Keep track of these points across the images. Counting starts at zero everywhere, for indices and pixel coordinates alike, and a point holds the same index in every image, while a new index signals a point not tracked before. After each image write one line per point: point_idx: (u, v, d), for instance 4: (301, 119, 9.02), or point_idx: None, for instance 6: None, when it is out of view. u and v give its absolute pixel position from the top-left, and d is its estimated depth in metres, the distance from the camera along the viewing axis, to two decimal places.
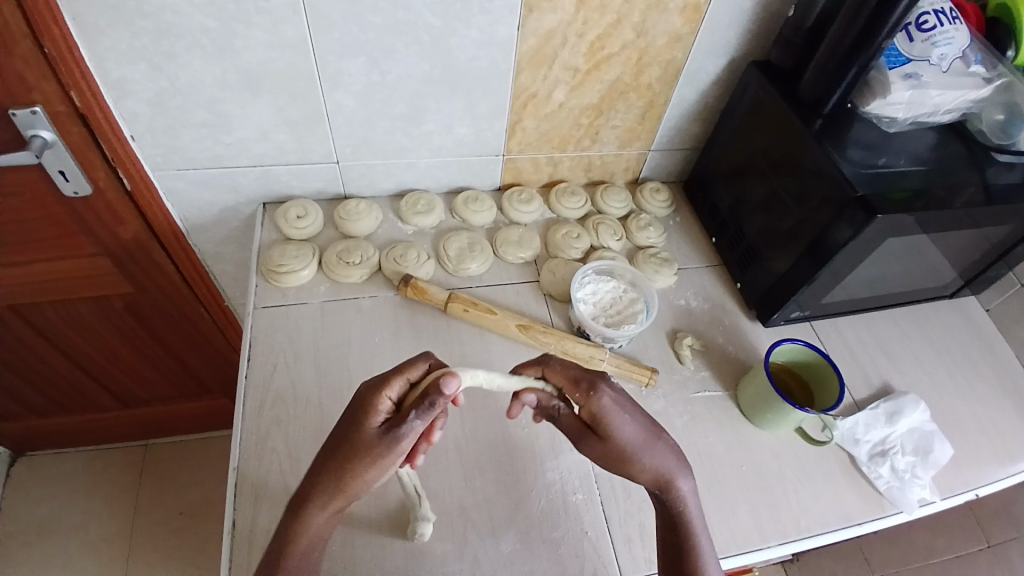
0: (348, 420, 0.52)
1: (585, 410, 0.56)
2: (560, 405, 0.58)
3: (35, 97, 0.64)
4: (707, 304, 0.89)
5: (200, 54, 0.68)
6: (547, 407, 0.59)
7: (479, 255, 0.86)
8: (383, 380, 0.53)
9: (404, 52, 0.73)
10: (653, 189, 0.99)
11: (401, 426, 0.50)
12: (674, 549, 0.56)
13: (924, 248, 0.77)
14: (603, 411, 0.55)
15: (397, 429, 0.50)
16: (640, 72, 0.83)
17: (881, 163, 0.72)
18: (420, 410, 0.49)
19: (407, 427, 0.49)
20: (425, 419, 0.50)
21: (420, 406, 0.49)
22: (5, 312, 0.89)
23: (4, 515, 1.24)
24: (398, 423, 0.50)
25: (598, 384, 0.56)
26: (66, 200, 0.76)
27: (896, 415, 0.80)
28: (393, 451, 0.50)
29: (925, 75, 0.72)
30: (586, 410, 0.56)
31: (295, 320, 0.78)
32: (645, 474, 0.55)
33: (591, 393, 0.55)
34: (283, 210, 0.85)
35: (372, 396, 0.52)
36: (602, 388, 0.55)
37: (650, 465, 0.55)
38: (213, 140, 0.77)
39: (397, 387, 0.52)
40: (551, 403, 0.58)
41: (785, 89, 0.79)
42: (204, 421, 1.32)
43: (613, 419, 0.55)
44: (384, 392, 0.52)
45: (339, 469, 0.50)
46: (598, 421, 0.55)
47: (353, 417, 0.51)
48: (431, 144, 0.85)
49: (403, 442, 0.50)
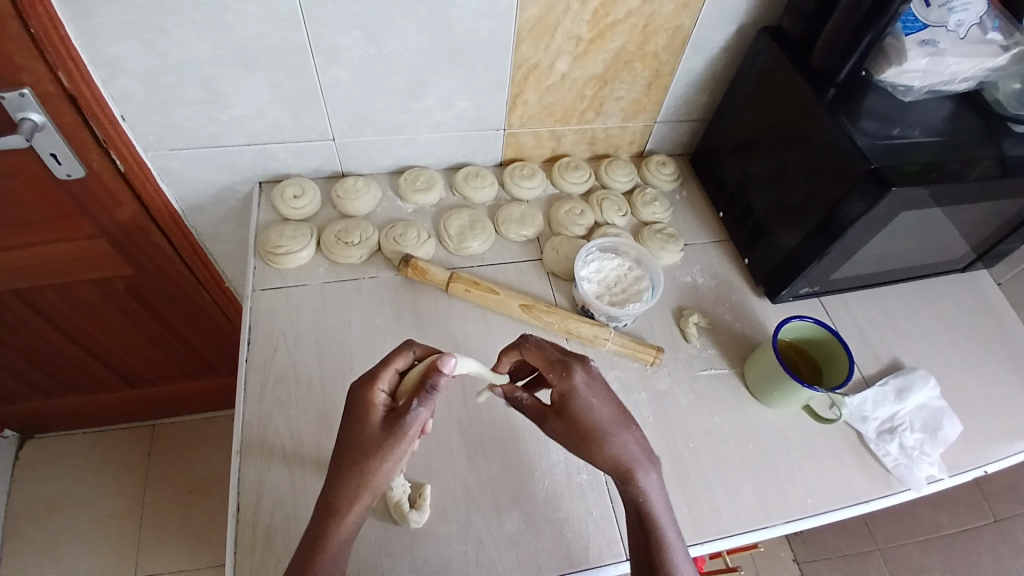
0: (350, 418, 0.54)
1: (557, 390, 0.57)
2: (522, 394, 0.60)
3: (24, 78, 0.62)
4: (714, 281, 0.87)
5: (191, 29, 0.65)
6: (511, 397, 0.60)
7: (481, 233, 0.84)
8: (373, 376, 0.55)
9: (401, 24, 0.70)
10: (659, 162, 0.96)
11: (404, 415, 0.52)
12: (645, 544, 0.55)
13: (936, 222, 0.75)
14: (574, 392, 0.56)
15: (401, 418, 0.52)
16: (648, 41, 0.80)
17: (895, 134, 0.69)
18: (421, 395, 0.51)
19: (412, 414, 0.51)
20: (427, 405, 0.52)
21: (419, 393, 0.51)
22: (6, 296, 0.89)
23: (17, 494, 1.26)
24: (400, 413, 0.52)
25: (574, 365, 0.56)
26: (59, 183, 0.74)
27: (905, 391, 0.79)
28: (403, 438, 0.52)
29: (942, 42, 0.68)
30: (558, 389, 0.56)
31: (295, 302, 0.77)
32: (610, 461, 0.55)
33: (564, 374, 0.56)
34: (280, 189, 0.83)
35: (365, 393, 0.54)
36: (575, 369, 0.56)
37: (613, 454, 0.55)
38: (206, 118, 0.75)
39: (387, 380, 0.55)
40: (514, 392, 0.60)
41: (797, 57, 0.76)
42: (210, 400, 1.33)
43: (583, 401, 0.56)
44: (376, 386, 0.54)
45: (357, 468, 0.51)
46: (568, 402, 0.56)
47: (354, 415, 0.54)
48: (430, 119, 0.83)
49: (410, 428, 0.52)
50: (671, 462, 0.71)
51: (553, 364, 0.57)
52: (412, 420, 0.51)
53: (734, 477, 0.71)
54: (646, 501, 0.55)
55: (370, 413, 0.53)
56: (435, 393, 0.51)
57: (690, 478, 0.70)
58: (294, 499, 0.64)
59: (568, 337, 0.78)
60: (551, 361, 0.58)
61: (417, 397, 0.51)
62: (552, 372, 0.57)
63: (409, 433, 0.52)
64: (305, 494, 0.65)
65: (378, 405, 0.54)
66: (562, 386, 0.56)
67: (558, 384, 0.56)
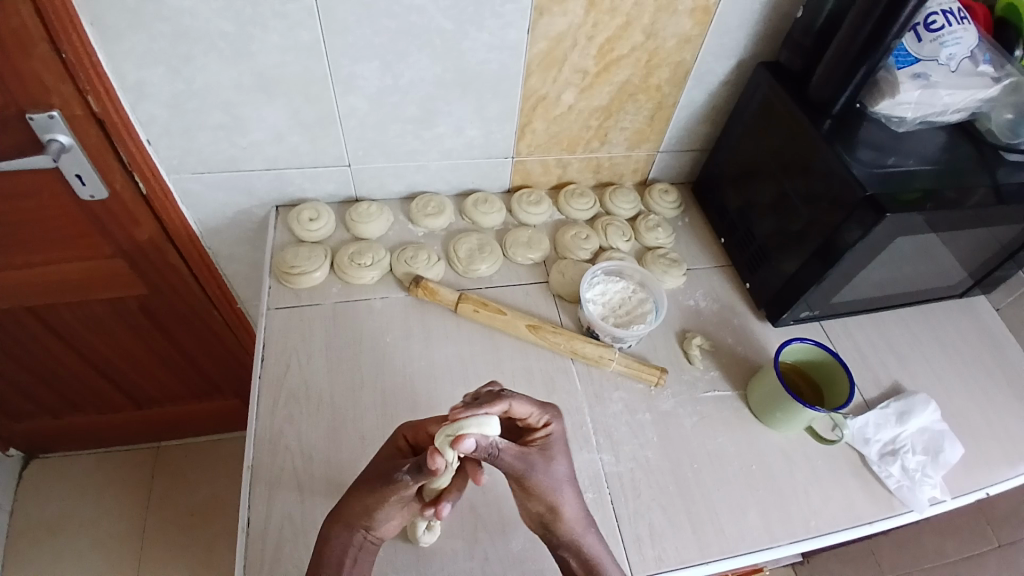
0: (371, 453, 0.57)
1: (540, 433, 0.56)
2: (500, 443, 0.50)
3: (53, 100, 0.66)
4: (716, 305, 0.89)
5: (217, 57, 0.69)
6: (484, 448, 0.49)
7: (489, 256, 0.86)
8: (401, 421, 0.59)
9: (416, 55, 0.74)
10: (662, 190, 0.99)
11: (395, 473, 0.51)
12: None
13: (933, 248, 0.77)
14: (557, 436, 0.56)
15: (390, 476, 0.52)
16: (650, 74, 0.84)
17: (890, 163, 0.72)
18: (411, 466, 0.51)
19: (398, 478, 0.51)
20: (416, 480, 0.51)
21: (412, 465, 0.51)
22: (23, 313, 0.91)
23: (17, 514, 1.26)
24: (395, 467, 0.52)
25: (551, 413, 0.57)
26: (84, 203, 0.77)
27: (906, 414, 0.80)
28: (386, 497, 0.51)
29: (935, 75, 0.72)
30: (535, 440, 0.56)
31: (308, 321, 0.79)
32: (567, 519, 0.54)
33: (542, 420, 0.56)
34: (296, 212, 0.86)
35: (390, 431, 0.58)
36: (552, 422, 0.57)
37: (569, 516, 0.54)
38: (228, 143, 0.78)
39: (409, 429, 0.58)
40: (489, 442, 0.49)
41: (795, 90, 0.80)
42: (216, 422, 1.33)
43: (559, 447, 0.56)
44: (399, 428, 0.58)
45: (354, 491, 0.54)
46: (550, 446, 0.55)
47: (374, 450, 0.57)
48: (441, 146, 0.86)
49: (394, 490, 0.51)
50: (674, 481, 0.72)
51: (541, 407, 0.56)
52: (397, 485, 0.51)
53: (737, 497, 0.72)
54: (592, 555, 0.54)
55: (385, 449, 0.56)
56: (424, 476, 0.50)
57: (694, 498, 0.71)
58: (303, 515, 0.65)
59: (574, 357, 0.79)
60: (535, 408, 0.56)
61: (411, 465, 0.51)
62: (541, 415, 0.56)
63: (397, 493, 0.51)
64: (315, 508, 0.65)
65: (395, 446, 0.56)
66: (551, 424, 0.56)
67: (546, 422, 0.56)
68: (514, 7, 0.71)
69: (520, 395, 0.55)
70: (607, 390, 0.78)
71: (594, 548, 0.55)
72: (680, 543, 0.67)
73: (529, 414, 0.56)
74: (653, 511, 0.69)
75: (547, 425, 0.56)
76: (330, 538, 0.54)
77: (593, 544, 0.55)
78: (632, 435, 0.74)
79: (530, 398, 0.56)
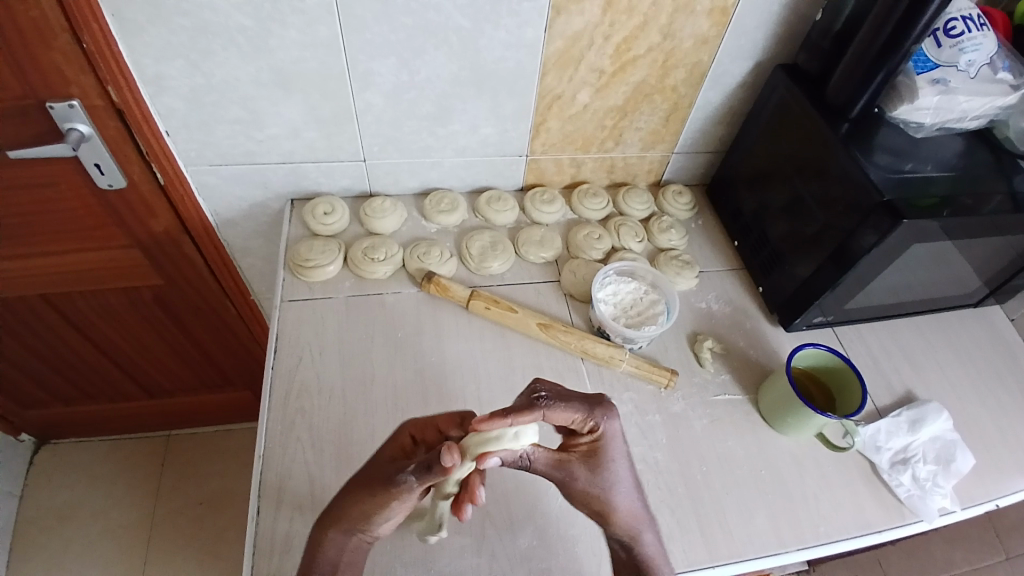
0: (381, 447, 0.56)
1: (588, 436, 0.55)
2: (530, 454, 0.52)
3: (73, 91, 0.67)
4: (728, 308, 0.89)
5: (236, 52, 0.69)
6: (515, 460, 0.52)
7: (501, 254, 0.87)
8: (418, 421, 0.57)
9: (433, 52, 0.74)
10: (675, 191, 0.99)
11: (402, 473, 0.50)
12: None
13: (950, 255, 0.76)
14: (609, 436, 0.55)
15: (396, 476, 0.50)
16: (666, 75, 0.83)
17: (907, 168, 0.72)
18: (416, 466, 0.49)
19: (403, 479, 0.50)
20: (421, 478, 0.49)
21: (417, 465, 0.50)
22: (38, 301, 0.92)
23: (27, 500, 1.28)
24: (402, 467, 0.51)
25: (599, 408, 0.55)
26: (101, 193, 0.78)
27: (918, 423, 0.79)
28: (393, 496, 0.50)
29: (954, 81, 0.71)
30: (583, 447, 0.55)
31: (321, 315, 0.80)
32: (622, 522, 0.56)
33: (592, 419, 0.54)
34: (311, 207, 0.86)
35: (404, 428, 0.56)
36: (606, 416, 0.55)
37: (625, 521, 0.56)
38: (245, 137, 0.79)
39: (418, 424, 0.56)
40: (520, 455, 0.51)
41: (812, 93, 0.79)
42: (227, 414, 1.35)
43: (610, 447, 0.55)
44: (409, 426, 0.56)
45: (352, 495, 0.53)
46: (600, 449, 0.55)
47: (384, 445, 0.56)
48: (456, 144, 0.86)
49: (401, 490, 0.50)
50: (683, 483, 0.72)
51: (587, 412, 0.54)
52: (403, 485, 0.50)
53: (746, 502, 0.71)
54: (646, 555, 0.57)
55: (389, 449, 0.55)
56: (432, 475, 0.49)
57: (703, 501, 0.71)
58: (312, 508, 0.65)
59: (584, 357, 0.79)
60: (580, 415, 0.54)
61: (416, 465, 0.50)
62: (588, 420, 0.54)
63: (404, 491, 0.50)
64: (323, 499, 0.66)
65: (398, 445, 0.55)
66: (599, 428, 0.55)
67: (595, 425, 0.55)
68: (531, 6, 0.71)
69: (560, 403, 0.52)
70: (617, 391, 0.78)
71: (647, 543, 0.57)
72: (688, 546, 0.67)
73: (573, 420, 0.54)
74: (662, 513, 0.69)
75: (597, 427, 0.55)
76: (327, 541, 0.54)
77: (646, 540, 0.57)
78: (641, 437, 0.74)
79: (575, 404, 0.54)
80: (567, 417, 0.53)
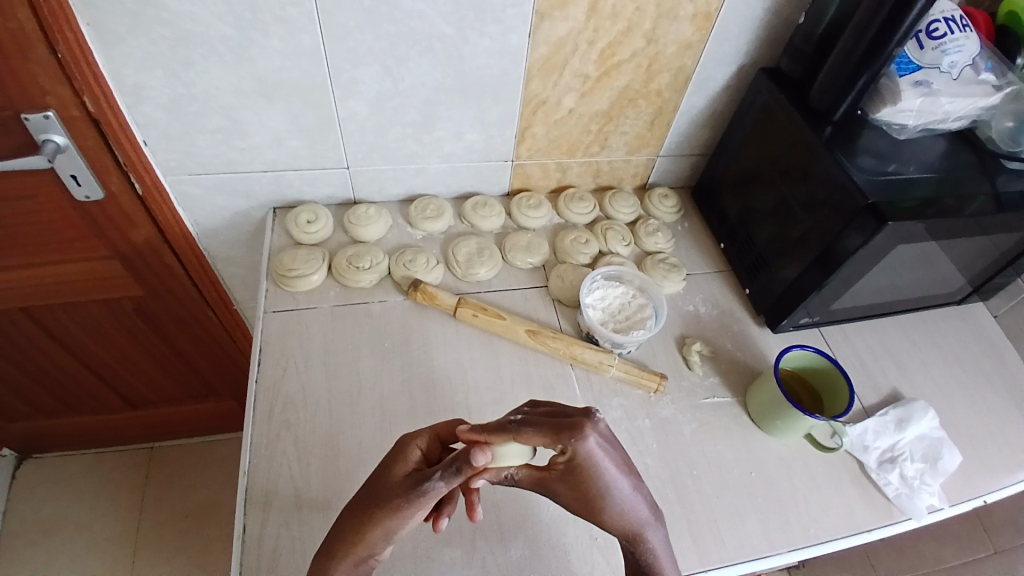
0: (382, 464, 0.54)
1: (565, 455, 0.47)
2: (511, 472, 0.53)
3: (49, 101, 0.65)
4: (716, 311, 0.89)
5: (217, 62, 0.68)
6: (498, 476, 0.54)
7: (488, 260, 0.86)
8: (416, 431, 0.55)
9: (417, 60, 0.73)
10: (661, 195, 0.99)
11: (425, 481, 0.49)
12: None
13: (933, 256, 0.77)
14: (587, 455, 0.47)
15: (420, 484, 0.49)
16: (651, 79, 0.83)
17: (890, 171, 0.72)
18: (445, 469, 0.48)
19: (430, 487, 0.48)
20: (449, 482, 0.48)
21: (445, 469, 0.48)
22: (16, 314, 0.90)
23: (8, 516, 1.25)
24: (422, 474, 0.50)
25: (584, 425, 0.47)
26: (78, 204, 0.77)
27: (904, 421, 0.80)
28: (415, 508, 0.49)
29: (936, 83, 0.72)
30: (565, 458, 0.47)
31: (306, 325, 0.79)
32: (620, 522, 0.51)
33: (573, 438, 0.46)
34: (294, 215, 0.85)
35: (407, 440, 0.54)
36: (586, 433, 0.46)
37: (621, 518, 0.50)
38: (226, 146, 0.78)
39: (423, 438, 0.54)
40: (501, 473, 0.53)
41: (796, 97, 0.79)
42: (213, 424, 1.33)
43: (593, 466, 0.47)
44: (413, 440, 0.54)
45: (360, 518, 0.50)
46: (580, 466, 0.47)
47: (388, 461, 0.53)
48: (441, 150, 0.86)
49: (425, 499, 0.49)
50: (675, 489, 0.71)
51: (558, 432, 0.46)
52: (429, 493, 0.48)
53: (737, 505, 0.71)
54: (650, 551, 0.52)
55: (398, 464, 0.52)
56: (462, 477, 0.48)
57: (694, 506, 0.70)
58: (300, 524, 0.64)
59: (573, 363, 0.79)
60: (548, 440, 0.46)
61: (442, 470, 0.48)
62: (557, 443, 0.46)
63: (422, 501, 0.49)
64: (311, 515, 0.65)
65: (406, 461, 0.53)
66: (571, 450, 0.46)
67: (569, 447, 0.47)
68: (516, 12, 0.71)
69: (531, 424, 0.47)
70: (607, 397, 0.78)
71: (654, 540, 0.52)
72: (680, 552, 0.67)
73: (543, 443, 0.47)
74: None
75: (569, 450, 0.47)
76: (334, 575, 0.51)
77: (654, 537, 0.52)
78: (631, 442, 0.74)
79: (545, 426, 0.46)
80: (534, 442, 0.47)
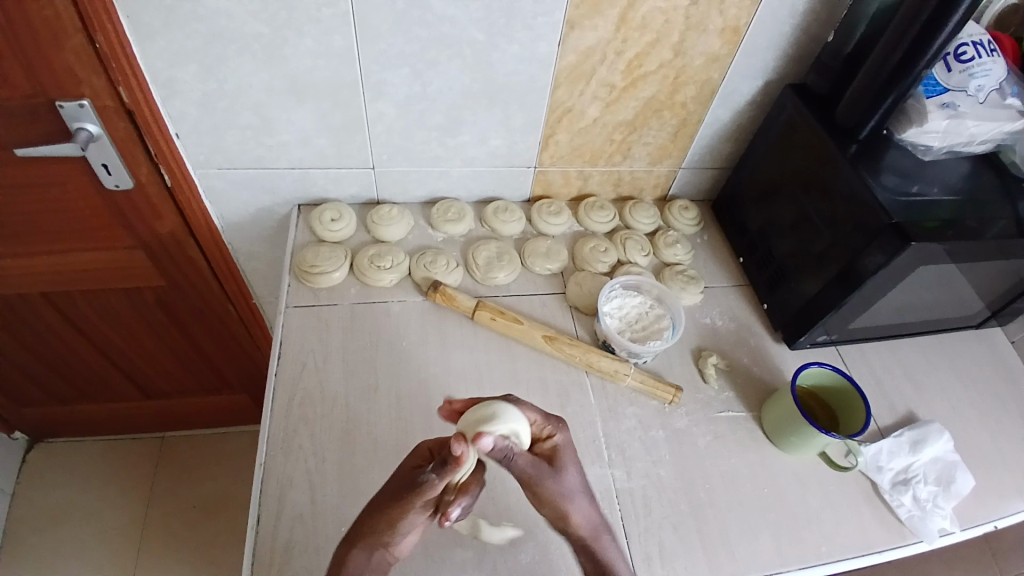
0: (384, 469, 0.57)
1: (547, 442, 0.58)
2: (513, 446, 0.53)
3: (83, 91, 0.66)
4: (732, 324, 0.89)
5: (250, 58, 0.69)
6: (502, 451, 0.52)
7: (507, 265, 0.87)
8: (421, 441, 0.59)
9: (446, 64, 0.74)
10: (682, 206, 0.99)
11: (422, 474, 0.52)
12: None
13: (954, 278, 0.77)
14: (563, 444, 0.58)
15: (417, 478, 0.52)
16: (676, 91, 0.84)
17: (914, 191, 0.72)
18: (436, 463, 0.51)
19: (426, 479, 0.51)
20: (441, 475, 0.51)
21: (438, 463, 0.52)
22: (38, 299, 0.92)
23: (18, 499, 1.26)
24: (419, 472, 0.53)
25: (558, 422, 0.59)
26: (107, 193, 0.78)
27: (919, 443, 0.80)
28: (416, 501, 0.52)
29: (963, 106, 0.71)
30: (546, 444, 0.58)
31: (326, 321, 0.79)
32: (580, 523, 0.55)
33: (553, 427, 0.58)
34: (318, 213, 0.86)
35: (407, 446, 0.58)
36: (561, 426, 0.59)
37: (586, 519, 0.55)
38: (255, 142, 0.79)
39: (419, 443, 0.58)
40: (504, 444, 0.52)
41: (821, 113, 0.80)
42: (223, 417, 1.33)
43: (569, 453, 0.58)
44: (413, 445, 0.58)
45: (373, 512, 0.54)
46: (558, 453, 0.57)
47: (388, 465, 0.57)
48: (465, 154, 0.87)
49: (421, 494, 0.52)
50: (687, 501, 0.71)
51: (545, 415, 0.59)
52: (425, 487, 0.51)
53: (748, 520, 0.71)
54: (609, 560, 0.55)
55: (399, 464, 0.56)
56: (450, 469, 0.51)
57: (706, 518, 0.70)
58: (314, 517, 0.65)
59: (589, 370, 0.79)
60: (540, 416, 0.58)
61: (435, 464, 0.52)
62: (546, 423, 0.58)
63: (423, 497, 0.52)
64: (326, 511, 0.65)
65: (407, 460, 0.57)
66: (554, 434, 0.58)
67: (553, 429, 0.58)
68: (546, 21, 0.72)
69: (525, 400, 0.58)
70: (621, 406, 0.78)
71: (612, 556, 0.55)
72: (691, 564, 0.67)
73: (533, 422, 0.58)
74: (664, 530, 0.69)
75: (552, 435, 0.58)
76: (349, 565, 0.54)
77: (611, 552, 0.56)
78: (645, 452, 0.74)
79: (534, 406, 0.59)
80: (527, 417, 0.57)
